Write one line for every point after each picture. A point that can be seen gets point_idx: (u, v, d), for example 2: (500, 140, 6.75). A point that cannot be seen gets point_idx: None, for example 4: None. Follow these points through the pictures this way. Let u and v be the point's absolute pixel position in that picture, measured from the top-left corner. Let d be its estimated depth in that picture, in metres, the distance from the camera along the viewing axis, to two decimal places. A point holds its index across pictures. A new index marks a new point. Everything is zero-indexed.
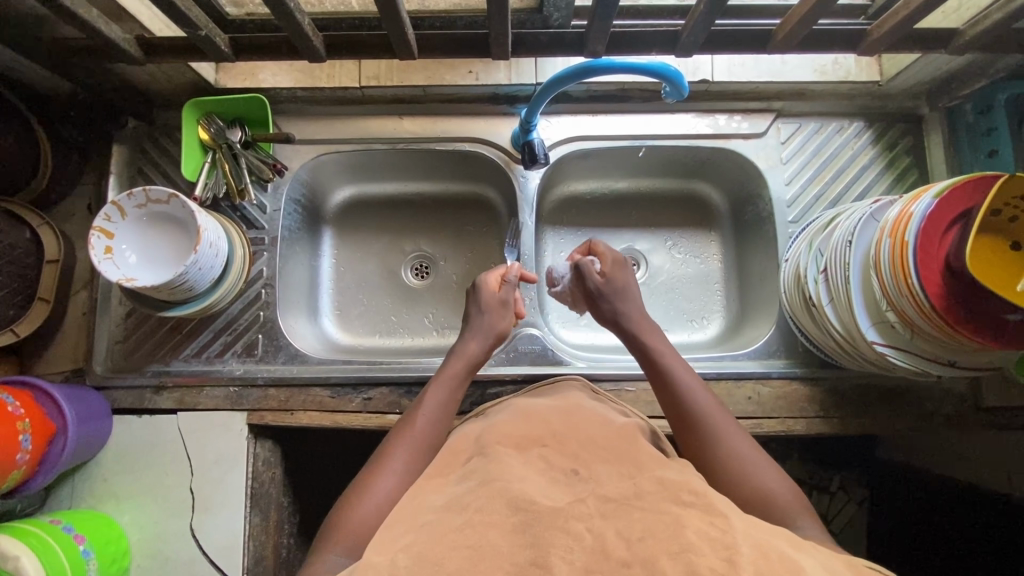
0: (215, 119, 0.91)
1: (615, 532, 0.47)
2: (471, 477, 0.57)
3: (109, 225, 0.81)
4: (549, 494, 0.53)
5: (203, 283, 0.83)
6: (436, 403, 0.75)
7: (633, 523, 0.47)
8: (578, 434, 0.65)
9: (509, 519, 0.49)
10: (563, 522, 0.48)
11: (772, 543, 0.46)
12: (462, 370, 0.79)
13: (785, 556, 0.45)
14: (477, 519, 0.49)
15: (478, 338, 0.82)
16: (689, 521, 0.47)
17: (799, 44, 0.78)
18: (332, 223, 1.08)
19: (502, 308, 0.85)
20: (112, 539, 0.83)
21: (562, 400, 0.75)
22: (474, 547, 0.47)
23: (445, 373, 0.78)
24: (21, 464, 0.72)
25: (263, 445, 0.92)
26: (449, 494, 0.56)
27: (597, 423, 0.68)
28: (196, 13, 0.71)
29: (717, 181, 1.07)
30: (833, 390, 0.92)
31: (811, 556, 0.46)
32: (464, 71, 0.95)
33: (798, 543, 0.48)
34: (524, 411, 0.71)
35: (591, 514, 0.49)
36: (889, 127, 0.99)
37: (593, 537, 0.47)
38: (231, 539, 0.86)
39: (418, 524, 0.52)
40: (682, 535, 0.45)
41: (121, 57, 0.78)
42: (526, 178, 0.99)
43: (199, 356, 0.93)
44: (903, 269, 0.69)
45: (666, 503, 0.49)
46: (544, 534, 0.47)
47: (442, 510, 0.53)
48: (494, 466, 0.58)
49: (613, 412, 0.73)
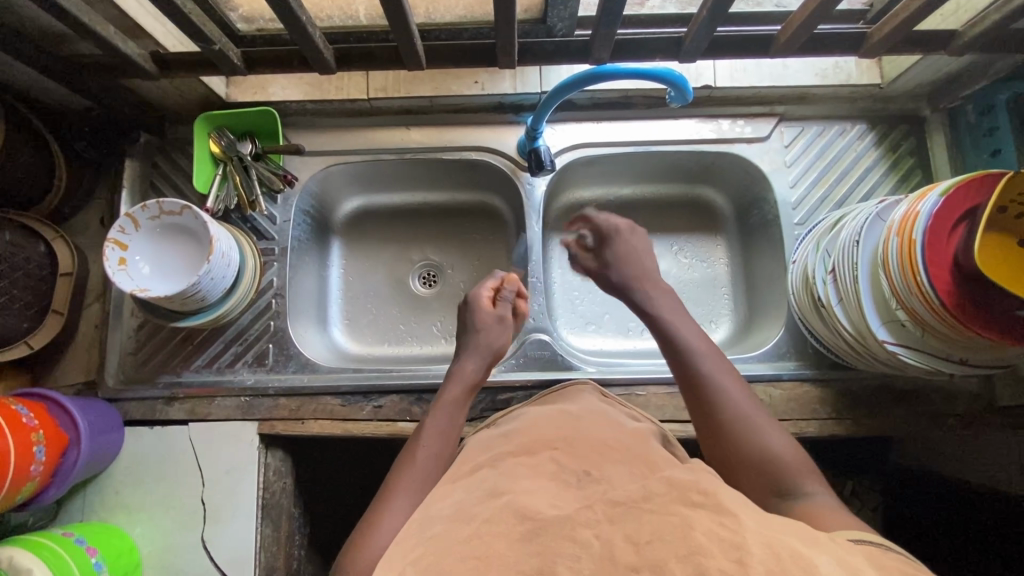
0: (226, 132, 0.93)
1: (624, 536, 0.46)
2: (479, 489, 0.57)
3: (123, 237, 0.82)
4: (556, 502, 0.52)
5: (215, 294, 0.84)
6: (446, 421, 0.77)
7: (641, 526, 0.46)
8: (589, 437, 0.65)
9: (517, 528, 0.49)
10: (571, 530, 0.48)
11: (783, 539, 0.45)
12: (460, 392, 0.80)
13: (799, 553, 0.43)
14: (485, 530, 0.49)
15: (474, 359, 0.84)
16: (699, 522, 0.45)
17: (800, 48, 0.80)
18: (340, 233, 1.09)
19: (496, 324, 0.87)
20: (124, 551, 0.82)
21: (575, 408, 0.74)
22: (482, 558, 0.46)
23: (451, 390, 0.80)
24: (35, 475, 0.72)
25: (274, 455, 0.92)
26: (457, 505, 0.55)
27: (612, 430, 0.67)
28: (211, 28, 0.73)
29: (722, 186, 1.08)
30: (846, 392, 0.92)
31: (825, 553, 0.45)
32: (470, 81, 0.96)
33: (812, 539, 0.47)
34: (534, 417, 0.71)
35: (599, 520, 0.48)
36: (892, 129, 1.00)
37: (601, 544, 0.46)
38: (242, 551, 0.85)
39: (427, 536, 0.52)
40: (690, 537, 0.44)
41: (134, 71, 0.79)
42: (533, 185, 1.00)
43: (210, 366, 0.93)
44: (911, 267, 0.70)
45: (676, 505, 0.48)
46: (551, 543, 0.46)
47: (451, 520, 0.53)
48: (505, 478, 0.58)
49: (626, 418, 0.72)
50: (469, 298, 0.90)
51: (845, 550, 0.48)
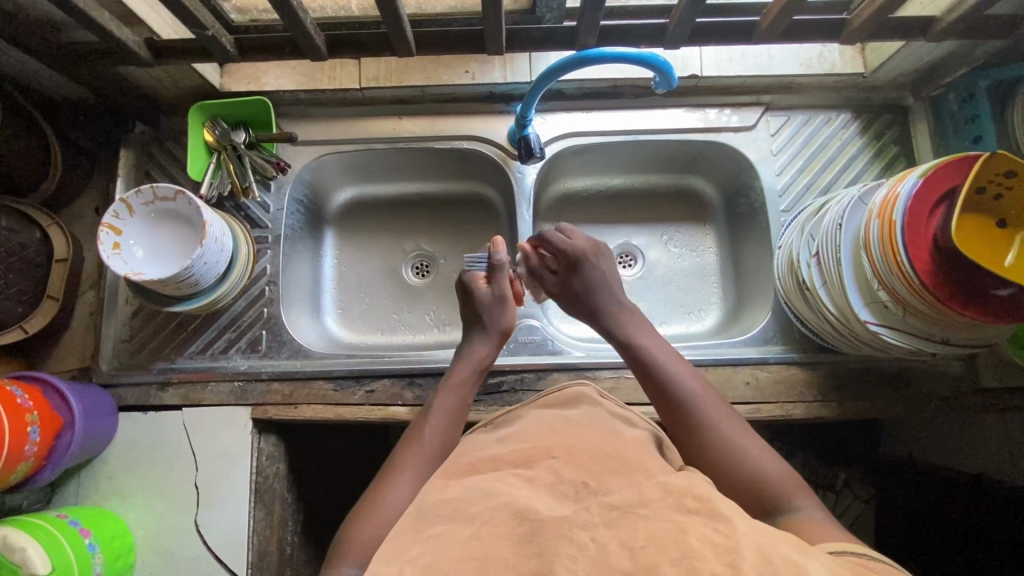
0: (220, 122, 0.94)
1: (619, 540, 0.48)
2: (475, 490, 0.58)
3: (117, 222, 0.83)
4: (552, 505, 0.54)
5: (208, 278, 0.85)
6: (446, 408, 0.77)
7: (636, 531, 0.48)
8: (579, 439, 0.65)
9: (515, 531, 0.51)
10: (567, 530, 0.50)
11: (776, 546, 0.47)
12: (468, 375, 0.82)
13: (791, 560, 0.46)
14: (483, 533, 0.51)
15: (485, 343, 0.85)
16: (693, 528, 0.48)
17: (782, 34, 0.81)
18: (334, 223, 1.10)
19: (495, 306, 0.86)
20: (117, 535, 0.83)
21: (576, 413, 0.74)
22: (480, 560, 0.48)
23: (454, 379, 0.81)
24: (29, 455, 0.73)
25: (268, 440, 0.92)
26: (449, 505, 0.57)
27: (606, 436, 0.66)
28: (204, 14, 0.75)
29: (709, 175, 1.10)
30: (832, 374, 0.93)
31: (815, 560, 0.47)
32: (461, 71, 0.97)
33: (802, 546, 0.49)
34: (532, 421, 0.71)
35: (595, 522, 0.50)
36: (876, 118, 1.02)
37: (596, 546, 0.48)
38: (236, 533, 0.86)
39: (425, 536, 0.53)
40: (684, 541, 0.46)
41: (131, 60, 0.81)
42: (523, 173, 1.01)
43: (204, 352, 0.94)
44: (891, 249, 0.71)
45: (670, 512, 0.50)
46: (547, 543, 0.49)
47: (447, 523, 0.54)
48: (501, 485, 0.58)
49: (617, 423, 0.71)
50: (466, 279, 0.88)
51: (838, 557, 0.50)
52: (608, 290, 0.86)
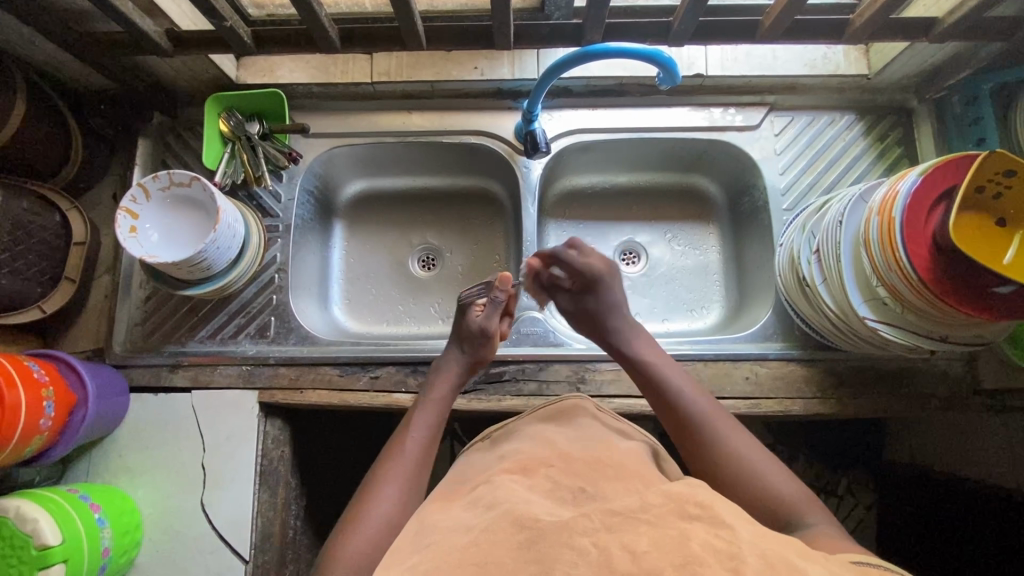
0: (235, 113, 0.97)
1: (621, 545, 0.48)
2: (478, 505, 0.58)
3: (134, 206, 0.86)
4: (552, 510, 0.55)
5: (220, 263, 0.88)
6: (425, 422, 0.79)
7: (638, 538, 0.48)
8: (579, 453, 0.66)
9: (514, 538, 0.50)
10: (568, 537, 0.50)
11: (778, 551, 0.48)
12: (446, 390, 0.83)
13: (792, 565, 0.46)
14: (483, 539, 0.51)
15: (458, 361, 0.86)
16: (695, 534, 0.48)
17: (785, 33, 0.82)
18: (343, 216, 1.13)
19: (479, 337, 0.86)
20: (125, 512, 0.85)
21: (570, 431, 0.73)
22: (479, 565, 0.48)
23: (431, 396, 0.82)
24: (44, 429, 0.75)
25: (273, 423, 0.95)
26: (454, 518, 0.58)
27: (602, 447, 0.68)
28: (222, 5, 0.77)
29: (713, 174, 1.11)
30: (831, 371, 0.93)
31: (818, 565, 0.47)
32: (470, 67, 1.00)
33: (804, 551, 0.49)
34: (528, 436, 0.72)
35: (595, 528, 0.50)
36: (880, 119, 1.02)
37: (597, 551, 0.47)
38: (241, 514, 0.88)
39: (424, 545, 0.54)
40: (687, 547, 0.46)
41: (151, 49, 0.84)
42: (528, 168, 1.03)
43: (214, 337, 0.96)
44: (891, 245, 0.71)
45: (675, 519, 0.50)
46: (547, 550, 0.48)
47: (445, 532, 0.55)
48: (501, 493, 0.58)
49: (615, 436, 0.72)
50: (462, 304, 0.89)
51: (839, 562, 0.50)
52: (619, 313, 0.88)
